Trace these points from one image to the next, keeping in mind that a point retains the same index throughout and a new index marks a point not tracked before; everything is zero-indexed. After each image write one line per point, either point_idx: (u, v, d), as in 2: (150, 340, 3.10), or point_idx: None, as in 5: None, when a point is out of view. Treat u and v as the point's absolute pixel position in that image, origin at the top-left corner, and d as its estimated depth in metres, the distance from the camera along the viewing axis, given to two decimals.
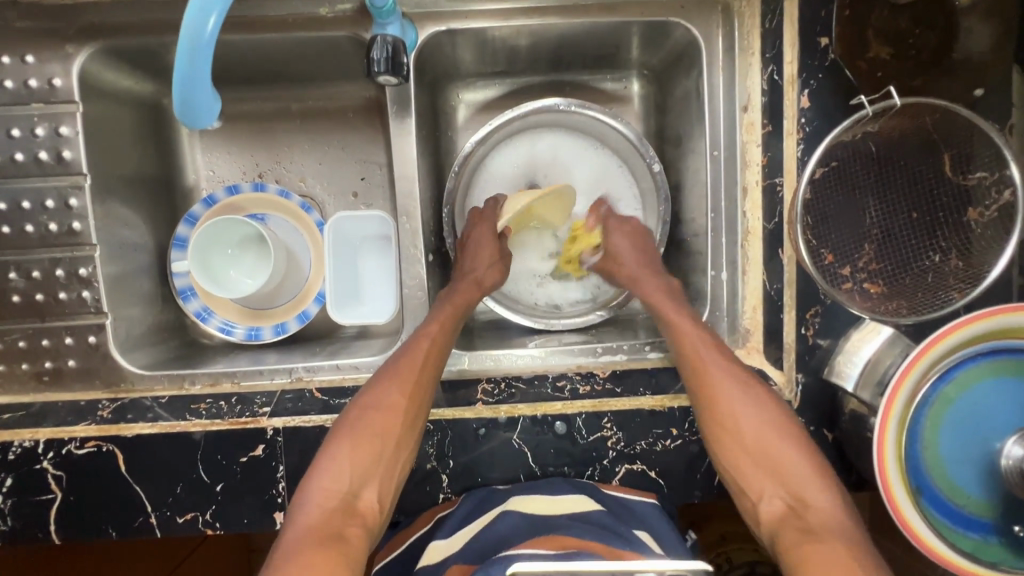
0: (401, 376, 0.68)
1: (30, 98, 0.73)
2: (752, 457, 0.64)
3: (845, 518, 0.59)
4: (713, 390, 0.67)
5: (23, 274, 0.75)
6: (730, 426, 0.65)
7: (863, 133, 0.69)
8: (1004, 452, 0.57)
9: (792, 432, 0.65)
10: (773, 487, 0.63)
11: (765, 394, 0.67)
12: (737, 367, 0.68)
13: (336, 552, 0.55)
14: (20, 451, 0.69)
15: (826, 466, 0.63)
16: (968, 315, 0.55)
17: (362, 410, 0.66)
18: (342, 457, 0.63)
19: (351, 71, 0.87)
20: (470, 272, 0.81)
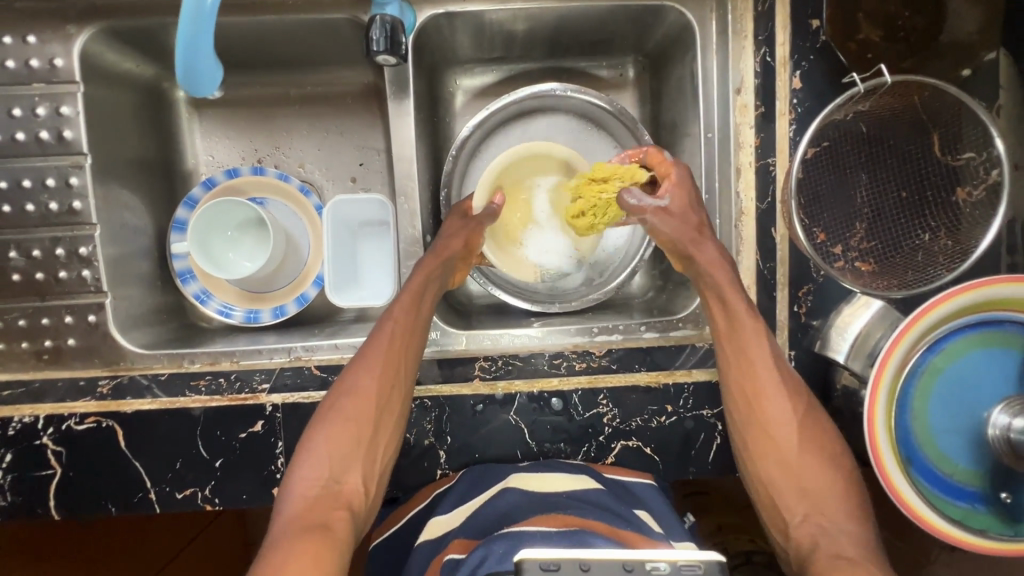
0: (370, 362, 0.67)
1: (31, 78, 0.74)
2: (790, 473, 0.65)
3: (871, 545, 0.60)
4: (760, 400, 0.66)
5: (23, 253, 0.75)
6: (776, 449, 0.65)
7: (852, 114, 0.70)
8: (992, 421, 0.59)
9: (836, 458, 0.65)
10: (806, 510, 0.63)
11: (815, 418, 0.67)
12: (792, 384, 0.67)
13: (316, 538, 0.56)
14: (21, 426, 0.69)
15: (860, 493, 0.64)
16: (957, 286, 0.57)
17: (337, 398, 0.66)
18: (319, 448, 0.63)
19: (349, 56, 0.87)
20: (443, 244, 0.77)
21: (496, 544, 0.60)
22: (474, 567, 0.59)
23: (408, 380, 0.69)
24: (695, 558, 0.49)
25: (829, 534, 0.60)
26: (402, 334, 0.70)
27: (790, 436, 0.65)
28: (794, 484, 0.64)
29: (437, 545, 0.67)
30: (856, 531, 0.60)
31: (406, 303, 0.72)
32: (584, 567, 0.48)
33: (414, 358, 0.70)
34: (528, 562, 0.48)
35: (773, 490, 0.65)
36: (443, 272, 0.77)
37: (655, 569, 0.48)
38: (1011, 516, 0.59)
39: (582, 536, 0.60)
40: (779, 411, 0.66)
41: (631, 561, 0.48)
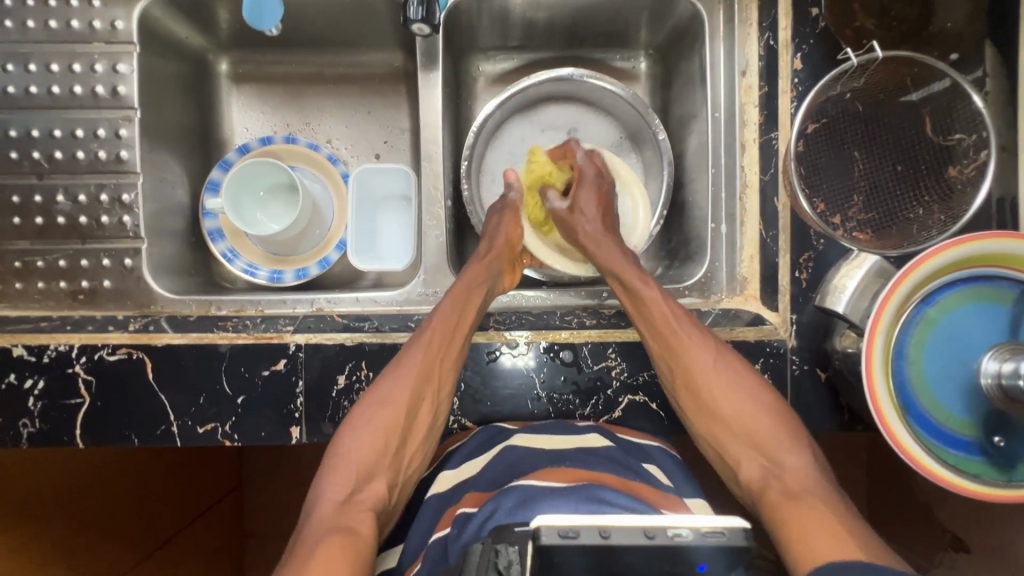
0: (407, 370, 0.69)
1: (92, 37, 0.80)
2: (728, 428, 0.68)
3: (815, 471, 0.63)
4: (677, 343, 0.70)
5: (70, 197, 0.81)
6: (703, 399, 0.69)
7: (848, 92, 0.77)
8: (982, 370, 0.62)
9: (759, 393, 0.69)
10: (751, 455, 0.67)
11: (731, 360, 0.70)
12: (704, 334, 0.71)
13: (344, 538, 0.56)
14: (55, 354, 0.72)
15: (794, 423, 0.67)
16: (949, 239, 0.60)
17: (373, 403, 0.68)
18: (350, 454, 0.65)
19: (381, 37, 0.94)
20: (486, 254, 0.80)
21: (506, 497, 0.60)
22: (484, 519, 0.59)
23: (442, 387, 0.70)
24: (718, 525, 0.43)
25: (778, 472, 0.64)
26: (440, 342, 0.70)
27: (712, 387, 0.69)
28: (730, 431, 0.68)
29: (447, 498, 0.68)
30: (799, 462, 0.64)
31: (447, 314, 0.72)
32: (604, 535, 0.41)
33: (452, 368, 0.71)
34: (545, 529, 0.42)
35: (721, 442, 0.69)
36: (486, 277, 0.78)
37: (678, 537, 0.41)
38: (1003, 462, 0.61)
39: (593, 490, 0.60)
40: (695, 364, 0.69)
41: (652, 528, 0.42)
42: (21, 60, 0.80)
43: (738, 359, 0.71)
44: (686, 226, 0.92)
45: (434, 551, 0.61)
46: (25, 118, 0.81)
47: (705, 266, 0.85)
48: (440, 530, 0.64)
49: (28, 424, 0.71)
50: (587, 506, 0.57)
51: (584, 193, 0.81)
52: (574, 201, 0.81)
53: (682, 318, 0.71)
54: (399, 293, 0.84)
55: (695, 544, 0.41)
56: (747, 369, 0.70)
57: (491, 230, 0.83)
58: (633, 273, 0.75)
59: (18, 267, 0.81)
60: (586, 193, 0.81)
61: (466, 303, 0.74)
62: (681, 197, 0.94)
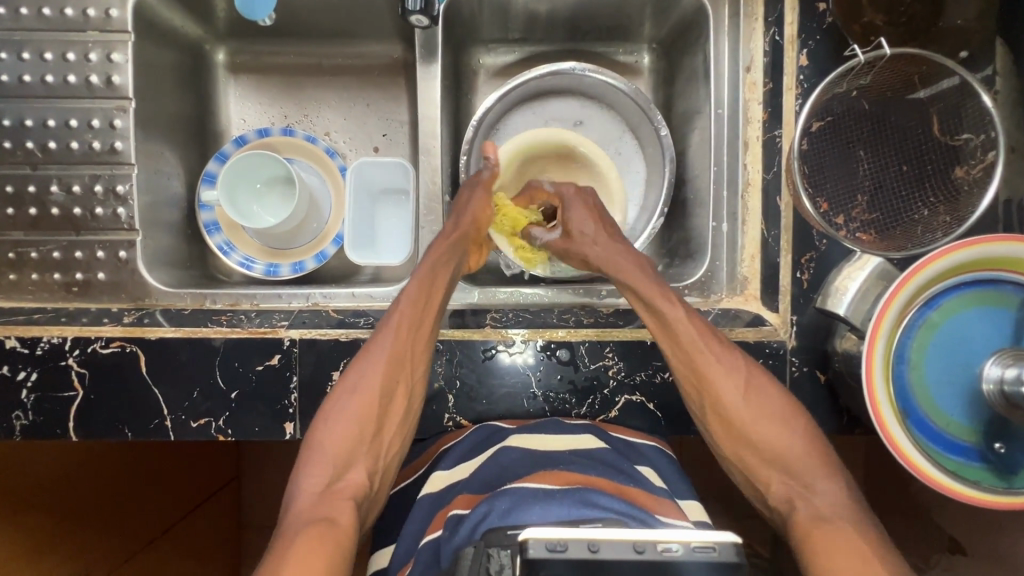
0: (375, 355, 0.67)
1: (86, 26, 0.79)
2: (756, 450, 0.65)
3: (819, 485, 0.61)
4: (698, 359, 0.67)
5: (64, 188, 0.80)
6: (728, 418, 0.66)
7: (854, 89, 0.75)
8: (985, 375, 0.61)
9: (792, 414, 0.65)
10: (780, 479, 0.63)
11: (762, 380, 0.67)
12: (731, 353, 0.68)
13: (322, 529, 0.55)
14: (48, 346, 0.72)
15: (826, 447, 0.64)
16: (954, 243, 0.58)
17: (342, 392, 0.66)
18: (324, 444, 0.63)
19: (380, 28, 0.92)
20: (452, 230, 0.77)
21: (499, 500, 0.59)
22: (475, 524, 0.58)
23: (414, 372, 0.69)
24: (708, 539, 0.42)
25: (810, 498, 0.60)
26: (408, 325, 0.69)
27: (743, 410, 0.65)
28: (759, 453, 0.65)
29: (440, 498, 0.68)
30: (833, 487, 0.60)
31: (413, 296, 0.70)
32: (593, 549, 0.41)
33: (422, 354, 0.69)
34: (533, 542, 0.41)
35: (748, 466, 0.65)
36: (453, 256, 0.76)
37: (669, 552, 0.41)
38: (1003, 468, 0.61)
39: (584, 493, 0.59)
40: (725, 385, 0.66)
41: (643, 542, 0.41)
42: (14, 48, 0.79)
43: (770, 380, 0.68)
44: (687, 224, 0.90)
45: (426, 554, 0.60)
46: (18, 107, 0.80)
47: (705, 265, 0.84)
48: (431, 533, 0.63)
49: (21, 417, 0.71)
50: (579, 511, 0.56)
51: (576, 215, 0.79)
52: (567, 224, 0.80)
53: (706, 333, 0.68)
54: (395, 289, 0.83)
55: (686, 560, 0.40)
56: (776, 388, 0.67)
57: (461, 206, 0.80)
58: (656, 290, 0.71)
59: (12, 259, 0.81)
60: (578, 213, 0.80)
61: (432, 282, 0.72)
62: (682, 194, 0.92)
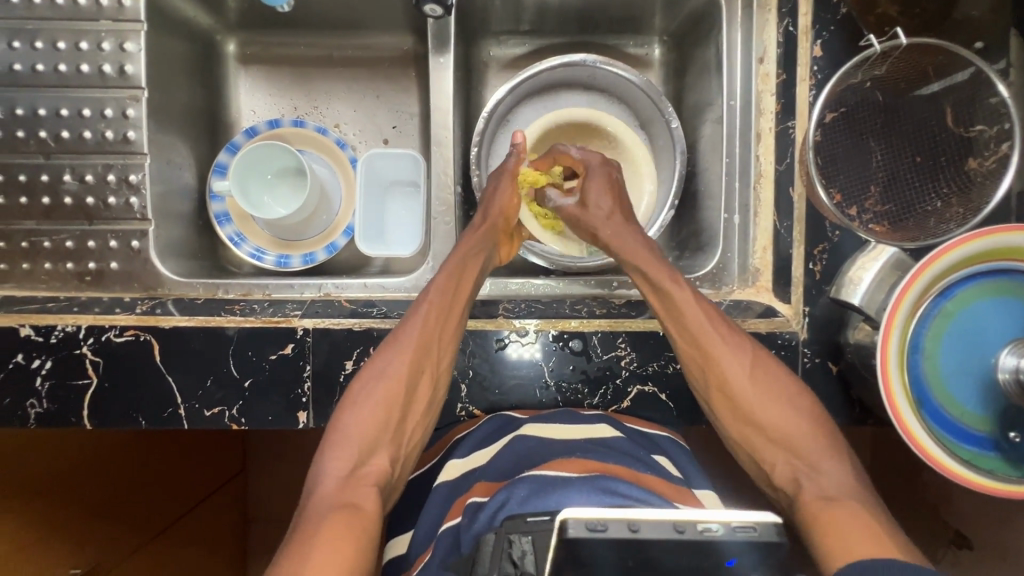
0: (404, 342, 0.68)
1: (99, 15, 0.79)
2: (760, 429, 0.65)
3: (842, 475, 0.60)
4: (702, 336, 0.68)
5: (77, 177, 0.80)
6: (731, 397, 0.66)
7: (868, 80, 0.75)
8: (1000, 365, 0.61)
9: (796, 396, 0.66)
10: (784, 457, 0.63)
11: (766, 362, 0.67)
12: (735, 335, 0.69)
13: (347, 515, 0.55)
14: (63, 334, 0.72)
15: (830, 428, 0.64)
16: (970, 232, 0.58)
17: (370, 379, 0.66)
18: (349, 430, 0.63)
19: (391, 19, 0.92)
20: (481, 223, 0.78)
21: (518, 487, 0.59)
22: (494, 511, 0.58)
23: (441, 362, 0.69)
24: (748, 519, 0.42)
25: (814, 477, 0.60)
26: (437, 314, 0.70)
27: (749, 390, 0.66)
28: (763, 433, 0.65)
29: (456, 487, 0.68)
30: (837, 467, 0.60)
31: (442, 285, 0.72)
32: (633, 528, 0.41)
33: (449, 343, 0.70)
34: (573, 522, 0.41)
35: (754, 447, 0.66)
36: (481, 248, 0.77)
37: (709, 532, 0.41)
38: (1016, 457, 0.61)
39: (604, 481, 0.59)
40: (730, 366, 0.67)
41: (683, 522, 0.41)
42: (27, 37, 0.79)
43: (774, 362, 0.68)
44: (698, 216, 0.90)
45: (445, 541, 0.61)
46: (31, 96, 0.80)
47: (717, 257, 0.83)
48: (450, 521, 0.64)
49: (36, 405, 0.71)
50: (599, 498, 0.57)
51: (593, 184, 0.81)
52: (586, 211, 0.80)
53: (711, 315, 0.69)
54: (407, 279, 0.83)
55: (725, 539, 0.41)
56: (781, 371, 0.67)
57: (489, 198, 0.81)
58: (660, 270, 0.72)
59: (25, 248, 0.81)
60: (596, 181, 0.81)
61: (461, 272, 0.73)
62: (693, 186, 0.92)
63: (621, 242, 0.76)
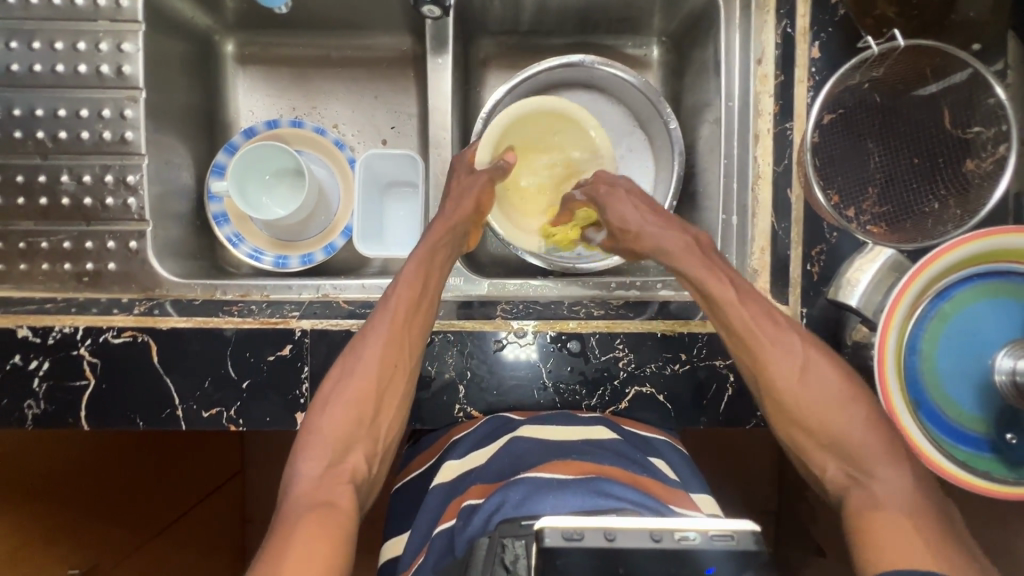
0: (374, 338, 0.68)
1: (97, 16, 0.79)
2: (813, 433, 0.61)
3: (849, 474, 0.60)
4: (751, 335, 0.65)
5: (74, 177, 0.80)
6: (783, 398, 0.63)
7: (867, 82, 0.75)
8: (996, 367, 0.61)
9: (853, 396, 0.61)
10: (838, 464, 0.60)
11: (819, 360, 0.63)
12: (789, 334, 0.65)
13: (323, 513, 0.55)
14: (60, 336, 0.72)
15: (898, 435, 0.59)
16: (966, 235, 0.58)
17: (340, 376, 0.67)
18: (322, 428, 0.63)
19: (390, 20, 0.92)
20: (449, 215, 0.78)
21: (512, 491, 0.59)
22: (489, 514, 0.58)
23: (413, 357, 0.70)
24: (726, 527, 0.42)
25: (866, 485, 0.57)
26: (406, 308, 0.70)
27: (800, 391, 0.62)
28: (814, 437, 0.61)
29: (453, 488, 0.68)
30: (896, 475, 0.56)
31: (411, 280, 0.72)
32: (610, 537, 0.41)
33: (419, 336, 0.70)
34: (549, 530, 0.41)
35: (803, 450, 0.62)
36: (450, 242, 0.78)
37: (686, 541, 0.41)
38: (1013, 458, 0.61)
39: (599, 483, 0.59)
40: (778, 364, 0.63)
41: (660, 531, 0.41)
42: (24, 37, 0.79)
43: (836, 362, 0.64)
44: (696, 216, 0.90)
45: (440, 543, 0.61)
46: (28, 97, 0.79)
47: None
48: (445, 523, 0.64)
49: (33, 405, 0.71)
50: (593, 501, 0.57)
51: (624, 208, 0.78)
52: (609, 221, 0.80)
53: (762, 313, 0.65)
54: None
55: (703, 548, 0.41)
56: (836, 368, 0.63)
57: (461, 187, 0.80)
58: (704, 269, 0.70)
59: (22, 248, 0.81)
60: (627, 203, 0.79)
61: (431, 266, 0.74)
62: (691, 187, 0.92)
63: (663, 243, 0.75)
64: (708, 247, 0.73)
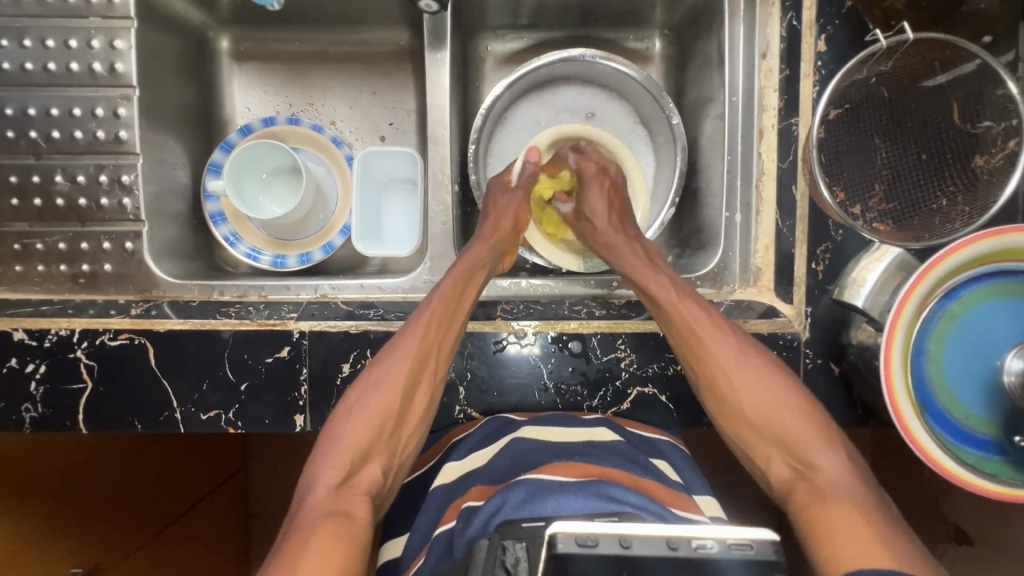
0: (403, 352, 0.67)
1: (87, 12, 0.77)
2: (756, 425, 0.65)
3: (846, 473, 0.60)
4: (696, 333, 0.68)
5: (68, 177, 0.79)
6: (727, 394, 0.66)
7: (873, 76, 0.73)
8: (1005, 368, 0.60)
9: (787, 388, 0.66)
10: (779, 453, 0.64)
11: (754, 355, 0.67)
12: (729, 331, 0.68)
13: (338, 524, 0.55)
14: (57, 338, 0.71)
15: (828, 423, 0.64)
16: (975, 233, 0.57)
17: (366, 388, 0.65)
18: (342, 439, 0.62)
19: (386, 14, 0.91)
20: (489, 234, 0.77)
21: (513, 492, 0.59)
22: (490, 514, 0.58)
23: (438, 373, 0.68)
24: (744, 536, 0.41)
25: (811, 474, 0.61)
26: (437, 326, 0.68)
27: (741, 387, 0.66)
28: (760, 431, 0.65)
29: (452, 491, 0.67)
30: (834, 463, 0.61)
31: (446, 296, 0.70)
32: (625, 544, 0.40)
33: (448, 352, 0.69)
34: (562, 535, 0.41)
35: (750, 443, 0.66)
36: (489, 258, 0.76)
37: (703, 549, 0.40)
38: (1020, 460, 0.60)
39: (602, 486, 0.58)
40: (722, 362, 0.67)
41: (676, 538, 0.41)
42: (15, 36, 0.78)
43: (770, 357, 0.68)
44: (699, 213, 0.89)
45: (439, 546, 0.61)
46: (20, 96, 0.78)
47: (718, 256, 0.82)
48: (444, 524, 0.63)
49: (31, 409, 0.71)
50: (594, 504, 0.56)
51: (593, 193, 0.79)
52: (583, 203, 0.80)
53: (703, 313, 0.69)
54: (404, 280, 0.82)
55: (720, 556, 0.40)
56: (771, 362, 0.67)
57: (498, 205, 0.79)
58: (673, 287, 0.71)
59: (17, 250, 0.80)
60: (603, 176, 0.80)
61: (467, 283, 0.72)
62: (694, 183, 0.91)
63: (615, 248, 0.76)
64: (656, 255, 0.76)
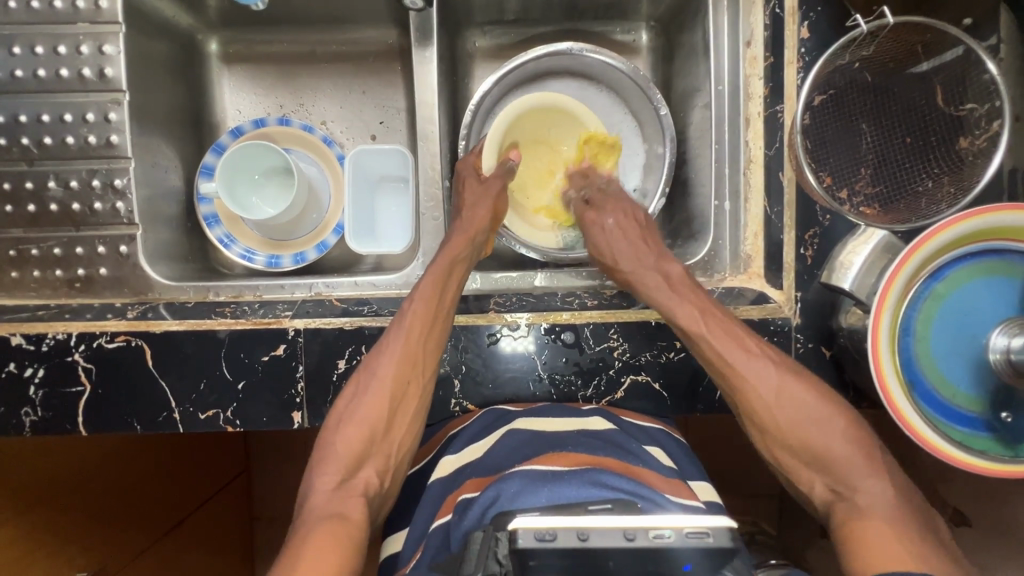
0: (389, 354, 0.68)
1: (76, 18, 0.78)
2: (793, 449, 0.65)
3: (892, 500, 0.60)
4: (726, 363, 0.67)
5: (61, 183, 0.80)
6: (763, 417, 0.66)
7: (856, 61, 0.74)
8: (992, 346, 0.61)
9: (824, 411, 0.65)
10: (818, 474, 0.64)
11: (794, 383, 0.66)
12: (756, 353, 0.67)
13: (335, 526, 0.56)
14: (54, 342, 0.72)
15: (868, 443, 0.64)
16: (959, 213, 0.58)
17: (357, 391, 0.67)
18: (335, 445, 0.64)
19: (374, 13, 0.91)
20: (464, 228, 0.78)
21: (507, 483, 0.59)
22: (485, 507, 0.59)
23: (427, 370, 0.69)
24: (702, 524, 0.42)
25: (852, 497, 0.62)
26: (422, 322, 0.69)
27: (780, 414, 0.65)
28: (799, 455, 0.65)
29: (448, 483, 0.68)
30: (876, 487, 0.61)
31: (427, 295, 0.71)
32: (583, 537, 0.41)
33: (434, 351, 0.69)
34: (522, 531, 0.42)
35: (791, 467, 0.66)
36: (467, 253, 0.77)
37: (660, 539, 0.41)
38: (1010, 435, 0.61)
39: (594, 474, 0.59)
40: (758, 398, 0.66)
41: (634, 529, 0.42)
42: (6, 43, 0.78)
43: (805, 377, 0.67)
44: (689, 203, 0.90)
45: (436, 539, 0.61)
46: (12, 103, 0.79)
47: (707, 245, 0.83)
48: (442, 517, 0.64)
49: (30, 413, 0.71)
50: (587, 492, 0.57)
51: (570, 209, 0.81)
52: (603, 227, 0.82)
53: (733, 340, 0.68)
54: (398, 277, 0.83)
55: (677, 545, 0.41)
56: (804, 379, 0.67)
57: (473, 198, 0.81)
58: (673, 298, 0.71)
59: (13, 256, 0.81)
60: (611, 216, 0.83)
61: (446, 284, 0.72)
62: (684, 174, 0.92)
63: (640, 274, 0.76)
64: (683, 279, 0.74)
